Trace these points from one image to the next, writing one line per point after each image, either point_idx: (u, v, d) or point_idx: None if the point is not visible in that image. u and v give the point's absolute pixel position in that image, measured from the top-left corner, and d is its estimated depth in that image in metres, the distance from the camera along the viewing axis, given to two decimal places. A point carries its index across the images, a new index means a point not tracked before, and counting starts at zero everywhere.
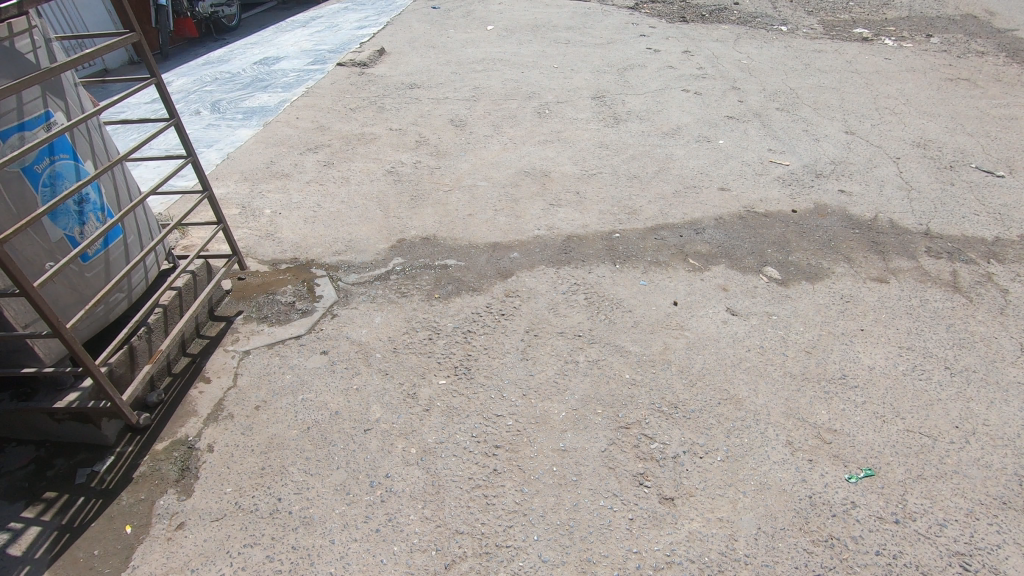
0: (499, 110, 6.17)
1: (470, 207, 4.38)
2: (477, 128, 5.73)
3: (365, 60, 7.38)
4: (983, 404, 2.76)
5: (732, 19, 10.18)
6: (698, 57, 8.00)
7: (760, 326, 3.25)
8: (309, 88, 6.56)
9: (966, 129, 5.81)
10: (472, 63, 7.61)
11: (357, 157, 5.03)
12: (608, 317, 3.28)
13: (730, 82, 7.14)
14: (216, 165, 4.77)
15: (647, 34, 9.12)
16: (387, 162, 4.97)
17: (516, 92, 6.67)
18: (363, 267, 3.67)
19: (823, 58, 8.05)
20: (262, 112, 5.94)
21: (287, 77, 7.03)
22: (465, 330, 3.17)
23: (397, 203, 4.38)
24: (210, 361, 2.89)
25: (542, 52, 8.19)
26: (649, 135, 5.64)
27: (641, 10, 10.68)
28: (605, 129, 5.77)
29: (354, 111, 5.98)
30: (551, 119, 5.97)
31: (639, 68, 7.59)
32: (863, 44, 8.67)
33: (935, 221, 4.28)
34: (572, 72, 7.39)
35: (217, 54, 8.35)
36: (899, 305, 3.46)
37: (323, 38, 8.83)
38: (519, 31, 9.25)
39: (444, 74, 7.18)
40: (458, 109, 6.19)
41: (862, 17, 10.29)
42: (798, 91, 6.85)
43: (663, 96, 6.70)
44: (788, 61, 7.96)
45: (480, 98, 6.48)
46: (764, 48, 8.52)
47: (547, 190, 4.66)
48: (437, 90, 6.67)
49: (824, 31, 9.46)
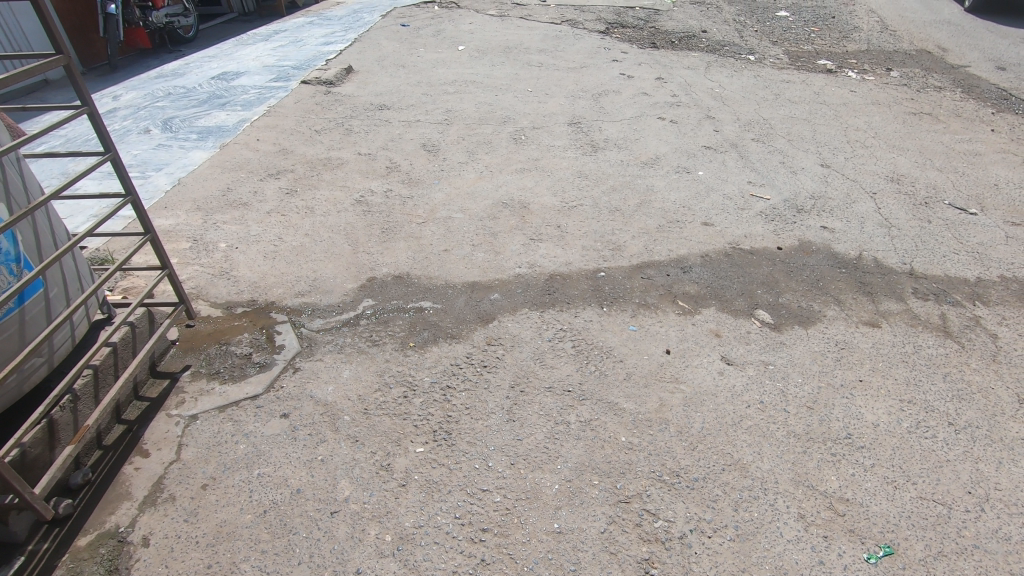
0: (473, 135, 5.95)
1: (445, 241, 4.11)
2: (450, 154, 5.48)
3: (331, 79, 7.06)
4: (992, 466, 2.64)
5: (701, 47, 10.31)
6: (671, 84, 8.00)
7: (758, 378, 3.07)
8: (271, 107, 6.19)
9: (935, 164, 5.89)
10: (444, 85, 7.39)
11: (323, 184, 4.70)
12: (598, 369, 3.05)
13: (704, 110, 7.13)
14: (165, 192, 4.34)
15: (619, 60, 9.11)
16: (356, 190, 4.66)
17: (490, 116, 6.46)
18: (330, 311, 3.33)
19: (792, 89, 8.16)
20: (219, 132, 5.53)
21: (247, 94, 6.63)
22: (445, 385, 2.88)
23: (367, 237, 4.08)
24: (150, 431, 2.50)
25: (516, 75, 8.04)
26: (628, 165, 5.51)
27: (611, 35, 10.72)
28: (583, 157, 5.61)
29: (319, 133, 5.64)
30: (528, 146, 5.78)
31: (613, 94, 7.51)
32: (828, 76, 8.86)
33: (918, 260, 4.25)
34: (547, 97, 7.25)
35: (171, 67, 7.88)
36: (894, 352, 3.36)
37: (286, 54, 8.46)
38: (491, 53, 9.10)
39: (415, 96, 6.92)
40: (430, 133, 5.93)
41: (825, 49, 10.58)
42: (771, 122, 6.88)
43: (639, 124, 6.61)
44: (759, 91, 8.03)
45: (454, 122, 6.24)
46: (734, 77, 8.60)
47: (526, 223, 4.43)
48: (408, 112, 6.41)
49: (789, 62, 9.65)
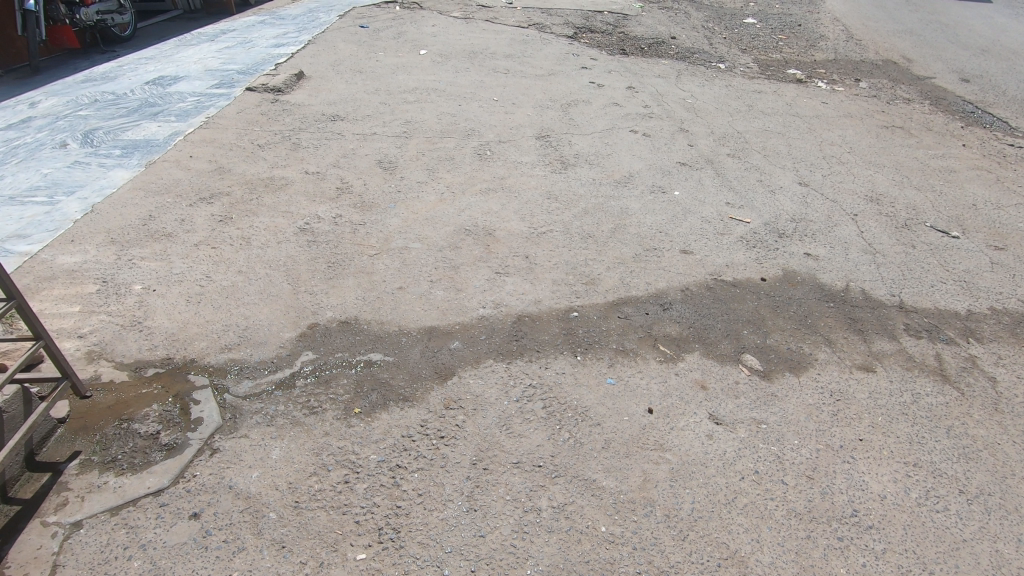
0: (435, 150, 5.51)
1: (400, 277, 3.67)
2: (409, 172, 5.03)
3: (279, 86, 6.50)
4: (1010, 545, 2.37)
5: (671, 54, 10.08)
6: (643, 94, 7.70)
7: (751, 441, 2.74)
8: (210, 117, 5.61)
9: (913, 182, 5.73)
10: (403, 93, 6.92)
11: (263, 209, 4.19)
12: (573, 436, 2.67)
13: (678, 123, 6.85)
14: (75, 221, 3.76)
15: (589, 67, 8.79)
16: (301, 217, 4.17)
17: (453, 129, 6.03)
18: (260, 370, 2.86)
19: (764, 100, 7.98)
20: (147, 147, 4.94)
21: (184, 103, 6.03)
22: (394, 465, 2.44)
23: (310, 273, 3.60)
24: (16, 548, 2.00)
25: (481, 83, 7.62)
26: (600, 185, 5.16)
27: (580, 40, 10.40)
28: (553, 176, 5.24)
29: (263, 148, 5.11)
30: (493, 162, 5.37)
31: (583, 104, 7.17)
32: (799, 86, 8.73)
33: (907, 291, 4.01)
34: (514, 107, 6.86)
35: (102, 70, 7.19)
36: (893, 402, 3.07)
37: (232, 57, 7.84)
38: (455, 57, 8.66)
39: (372, 105, 6.44)
40: (387, 147, 5.47)
41: (793, 57, 10.50)
42: (746, 135, 6.65)
43: (611, 137, 6.28)
44: (732, 101, 7.81)
45: (414, 135, 5.78)
46: (706, 86, 8.37)
47: (491, 253, 4.02)
48: (363, 124, 5.91)
49: (760, 71, 9.51)
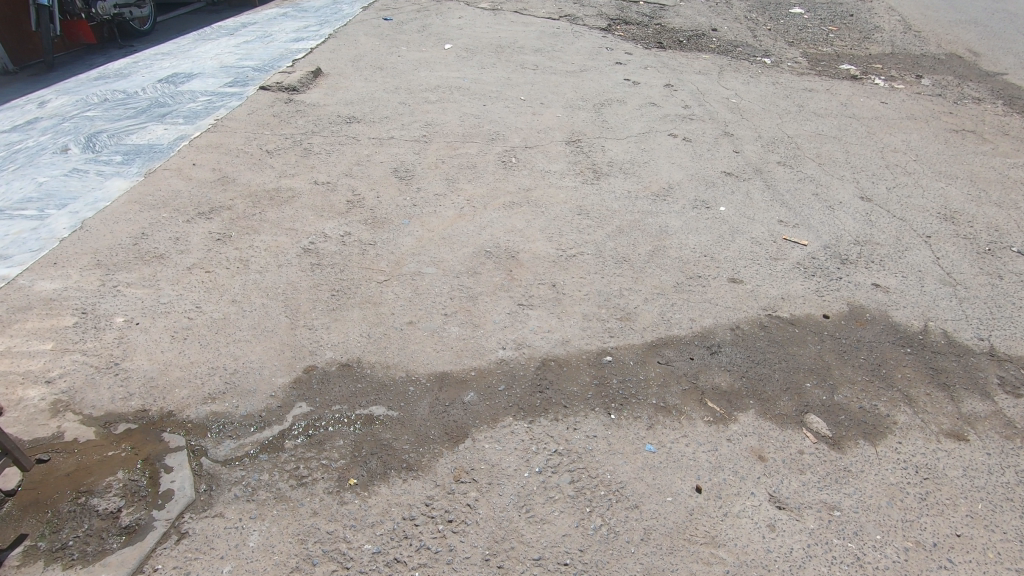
0: (455, 156, 5.09)
1: (411, 309, 3.27)
2: (426, 182, 4.63)
3: (294, 84, 6.15)
4: None
5: (711, 47, 9.44)
6: (682, 93, 7.13)
7: (822, 536, 2.26)
8: (219, 119, 5.28)
9: (991, 197, 5.08)
10: (425, 92, 6.51)
11: (265, 226, 3.83)
12: (606, 524, 2.24)
13: (721, 125, 6.28)
14: (60, 241, 3.46)
15: (624, 62, 8.24)
16: (306, 234, 3.81)
17: (476, 132, 5.60)
18: (245, 426, 2.49)
19: (816, 99, 7.32)
20: (149, 153, 4.63)
21: (194, 103, 5.72)
22: (393, 560, 2.05)
23: (312, 303, 3.23)
24: None
25: (507, 80, 7.15)
26: (636, 198, 4.67)
27: (614, 32, 9.82)
28: (584, 188, 4.77)
29: (272, 154, 4.76)
30: (518, 171, 4.92)
31: (617, 104, 6.64)
32: (853, 84, 8.02)
33: (998, 335, 3.44)
34: (542, 108, 6.38)
35: (116, 66, 6.95)
36: (994, 483, 2.55)
37: (250, 52, 7.54)
38: (481, 52, 8.20)
39: (392, 105, 6.05)
40: (405, 153, 5.07)
41: (846, 51, 9.73)
42: (797, 140, 6.05)
43: (648, 142, 5.75)
44: (780, 101, 7.18)
45: (434, 140, 5.38)
46: (751, 84, 7.75)
47: (514, 280, 3.59)
48: (380, 127, 5.52)
49: (809, 67, 8.80)
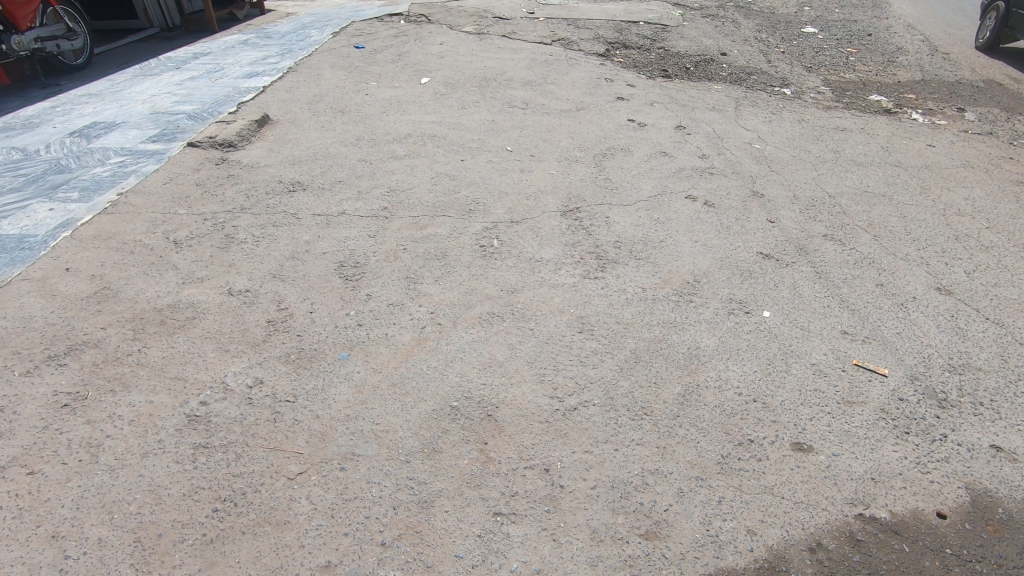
0: (422, 240, 4.02)
1: (334, 535, 2.17)
2: (381, 282, 3.55)
3: (231, 139, 5.08)
4: None
5: (723, 76, 8.43)
6: (696, 137, 6.09)
7: None
8: (123, 193, 4.19)
9: None
10: (393, 143, 5.46)
11: (140, 373, 2.74)
12: None
13: (747, 182, 5.24)
14: None
15: (626, 96, 7.22)
16: (197, 387, 2.71)
17: (450, 202, 4.54)
18: None
19: (851, 142, 6.31)
20: (13, 250, 3.53)
21: (102, 168, 4.64)
22: None
23: (178, 532, 2.13)
24: None
25: (491, 123, 6.10)
26: (653, 300, 3.59)
27: (612, 59, 8.80)
28: (586, 285, 3.69)
29: (181, 245, 3.68)
30: (501, 261, 3.85)
31: (621, 155, 5.60)
32: (889, 121, 7.01)
33: None
34: (532, 162, 5.33)
35: (26, 114, 5.87)
36: None
37: (191, 92, 6.47)
38: (463, 87, 7.15)
39: (351, 164, 4.99)
40: (358, 236, 4.00)
41: (871, 78, 8.75)
42: (839, 202, 5.02)
43: (662, 208, 4.69)
44: (810, 145, 6.17)
45: (397, 214, 4.31)
46: (773, 123, 6.74)
47: (490, 463, 2.50)
48: (330, 197, 4.46)
49: (833, 99, 7.79)
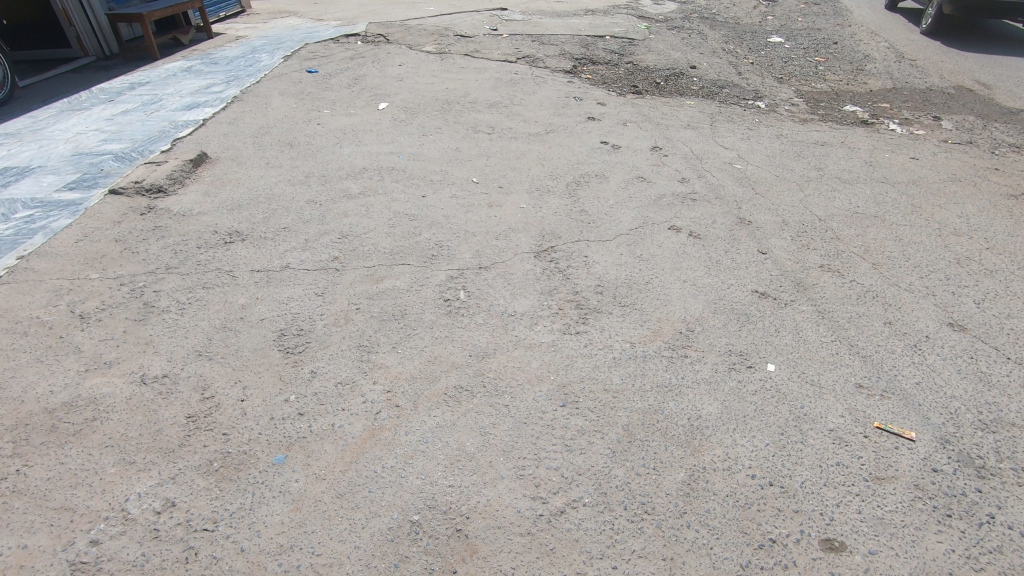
0: (378, 296, 3.52)
1: None
2: (329, 354, 3.04)
3: (160, 183, 4.52)
4: None
5: (694, 90, 8.17)
6: (673, 159, 5.74)
7: None
8: (24, 257, 3.60)
9: None
10: (347, 179, 4.97)
11: (15, 507, 2.19)
12: None
13: (732, 207, 4.88)
14: None
15: (597, 115, 6.87)
16: (88, 520, 2.16)
17: (410, 246, 4.05)
18: None
19: (833, 157, 6.05)
20: None
21: (4, 225, 4.04)
22: None
23: None
24: None
25: (455, 152, 5.66)
26: (644, 358, 3.16)
27: (580, 76, 8.46)
28: (567, 342, 3.24)
29: (88, 320, 3.12)
30: (469, 318, 3.37)
31: (596, 182, 5.20)
32: (868, 133, 6.78)
33: None
34: (501, 195, 4.90)
35: None
36: None
37: (122, 128, 5.87)
38: (424, 111, 6.70)
39: (299, 205, 4.48)
40: (303, 296, 3.48)
41: (843, 87, 8.59)
42: (831, 225, 4.69)
43: (645, 243, 4.29)
44: (792, 162, 5.87)
45: (349, 264, 3.80)
46: (751, 139, 6.45)
47: None
48: (273, 248, 3.93)
49: (808, 111, 7.56)
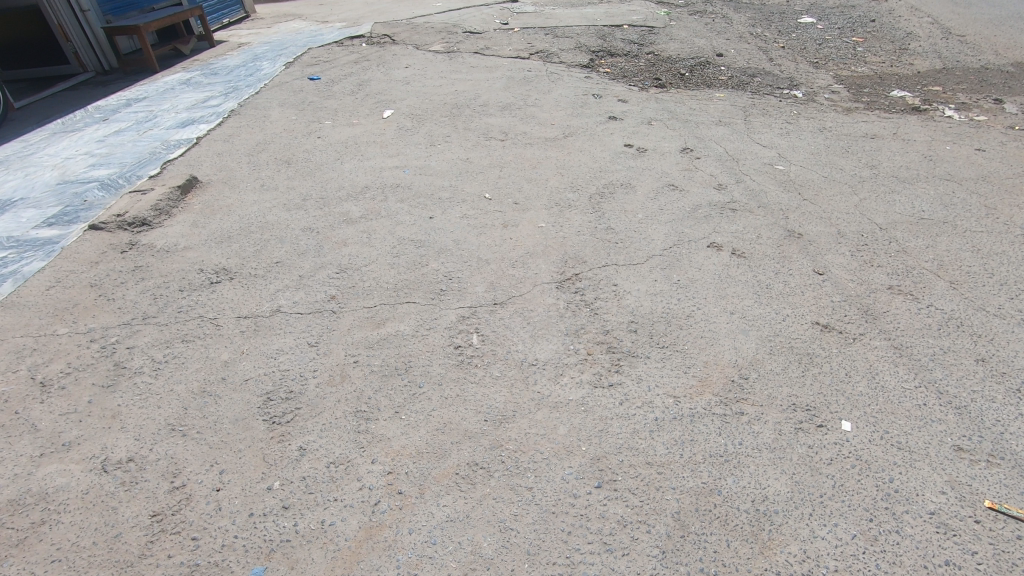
0: (380, 345, 3.07)
1: None
2: (321, 425, 2.60)
3: (144, 216, 4.15)
4: None
5: (723, 80, 7.54)
6: (706, 161, 5.18)
7: None
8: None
9: None
10: (348, 200, 4.53)
11: None
12: None
13: (778, 217, 4.32)
14: None
15: (618, 114, 6.33)
16: None
17: (416, 280, 3.59)
18: None
19: (886, 152, 5.42)
20: None
21: None
22: None
23: None
24: None
25: (465, 163, 5.19)
26: (692, 418, 2.65)
27: (598, 71, 7.89)
28: (599, 399, 2.75)
29: (51, 389, 2.76)
30: (484, 370, 2.90)
31: (622, 193, 4.68)
32: (922, 122, 6.11)
33: None
34: (516, 212, 4.41)
35: None
36: None
37: (112, 151, 5.53)
38: (431, 118, 6.24)
39: (294, 234, 4.05)
40: (294, 347, 3.04)
41: (887, 70, 7.88)
42: (894, 235, 4.11)
43: (681, 265, 3.77)
44: (840, 160, 5.27)
45: (347, 306, 3.36)
46: (791, 134, 5.84)
47: None
48: (263, 287, 3.51)
49: (851, 99, 6.89)
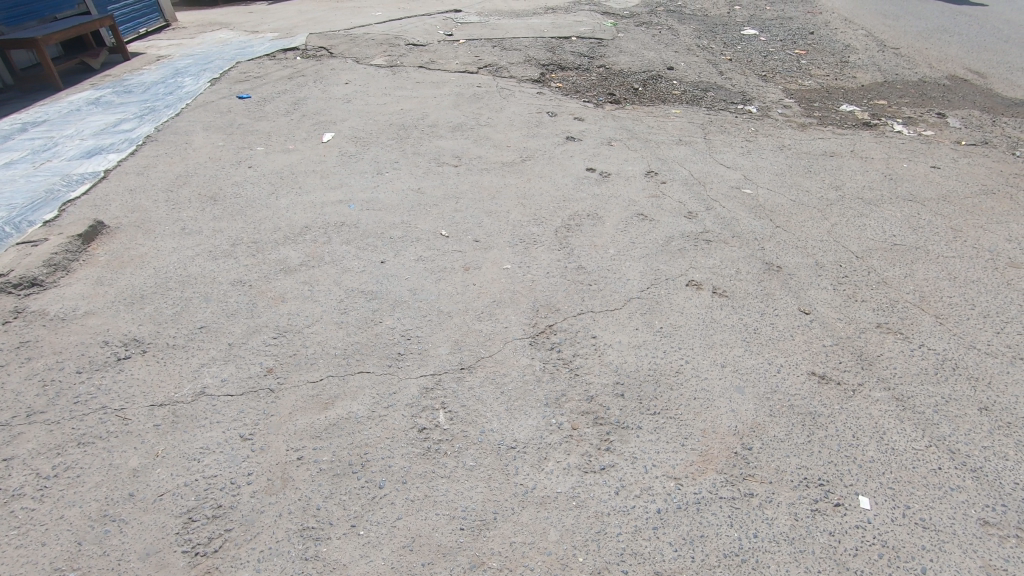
0: (328, 433, 2.58)
1: None
2: (259, 554, 2.10)
3: (34, 274, 3.49)
4: None
5: (677, 95, 7.39)
6: (672, 186, 4.94)
7: None
8: None
9: None
10: (285, 243, 3.99)
11: None
12: None
13: (753, 248, 4.11)
14: None
15: (576, 133, 6.03)
16: None
17: (369, 343, 3.12)
18: None
19: (847, 171, 5.35)
20: None
21: None
22: None
23: None
24: None
25: (417, 193, 4.74)
26: (699, 506, 2.32)
27: (550, 86, 7.59)
28: (592, 488, 2.38)
29: None
30: (455, 460, 2.48)
31: (590, 224, 4.35)
32: (875, 138, 6.12)
33: None
34: (477, 250, 4.00)
35: None
36: None
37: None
38: (376, 141, 5.74)
39: (221, 290, 3.49)
40: (223, 443, 2.51)
41: (833, 83, 7.96)
42: (871, 264, 3.96)
43: (662, 309, 3.46)
44: (805, 180, 5.15)
45: (288, 382, 2.85)
46: (753, 153, 5.71)
47: None
48: (182, 362, 2.95)
49: (803, 114, 6.87)
